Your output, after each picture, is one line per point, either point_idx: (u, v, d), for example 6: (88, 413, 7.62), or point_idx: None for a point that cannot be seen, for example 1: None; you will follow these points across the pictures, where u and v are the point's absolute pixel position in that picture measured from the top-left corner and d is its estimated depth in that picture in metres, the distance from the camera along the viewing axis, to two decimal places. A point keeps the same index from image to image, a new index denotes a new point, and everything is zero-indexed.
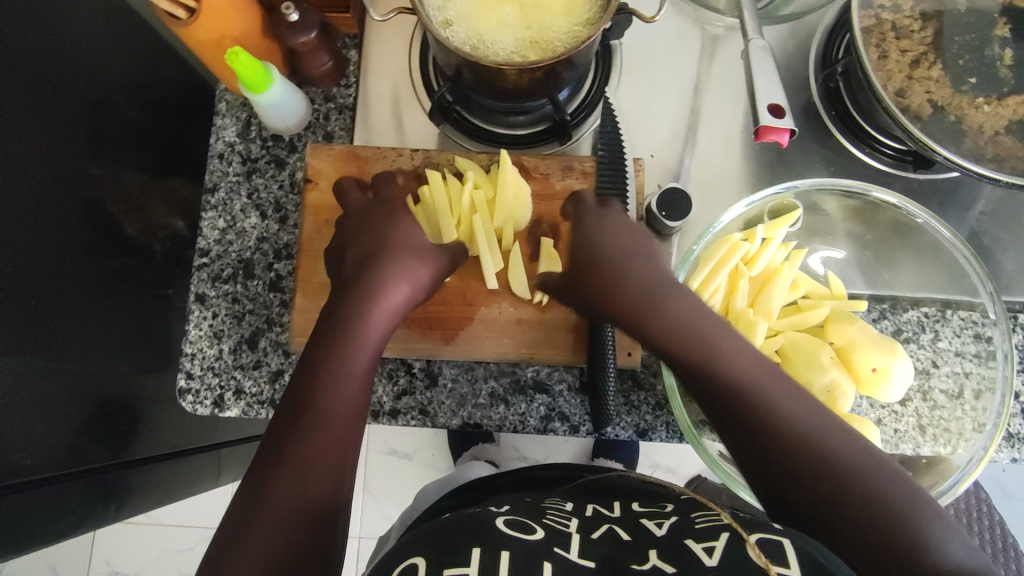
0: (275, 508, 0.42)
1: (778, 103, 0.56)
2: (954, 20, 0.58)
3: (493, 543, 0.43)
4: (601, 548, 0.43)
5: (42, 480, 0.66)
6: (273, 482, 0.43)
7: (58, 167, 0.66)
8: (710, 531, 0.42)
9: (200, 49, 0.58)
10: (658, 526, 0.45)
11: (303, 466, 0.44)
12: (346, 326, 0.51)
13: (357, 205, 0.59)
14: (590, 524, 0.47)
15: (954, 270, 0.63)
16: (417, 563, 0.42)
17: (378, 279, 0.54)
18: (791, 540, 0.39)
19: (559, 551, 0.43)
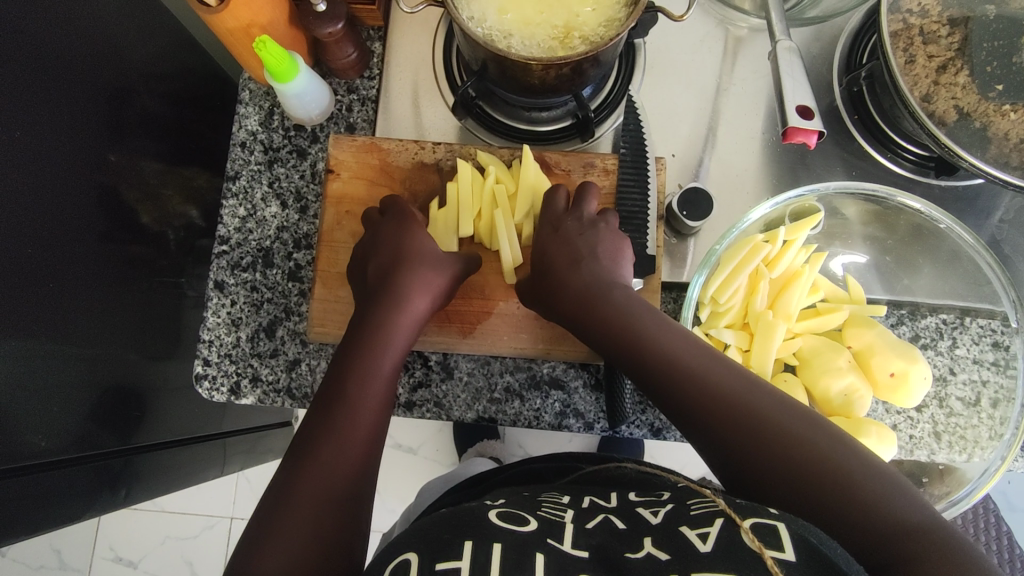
0: (298, 505, 0.43)
1: (807, 104, 0.56)
2: (982, 27, 0.58)
3: (484, 535, 0.42)
4: (595, 539, 0.42)
5: (52, 463, 0.66)
6: (296, 481, 0.44)
7: (78, 151, 0.67)
8: (705, 516, 0.40)
9: (227, 37, 0.58)
10: (653, 513, 0.44)
11: (324, 465, 0.45)
12: (362, 337, 0.52)
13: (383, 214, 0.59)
14: (586, 514, 0.46)
15: (975, 278, 0.63)
16: (409, 559, 0.41)
17: (396, 284, 0.55)
18: (786, 524, 0.37)
19: (552, 542, 0.42)
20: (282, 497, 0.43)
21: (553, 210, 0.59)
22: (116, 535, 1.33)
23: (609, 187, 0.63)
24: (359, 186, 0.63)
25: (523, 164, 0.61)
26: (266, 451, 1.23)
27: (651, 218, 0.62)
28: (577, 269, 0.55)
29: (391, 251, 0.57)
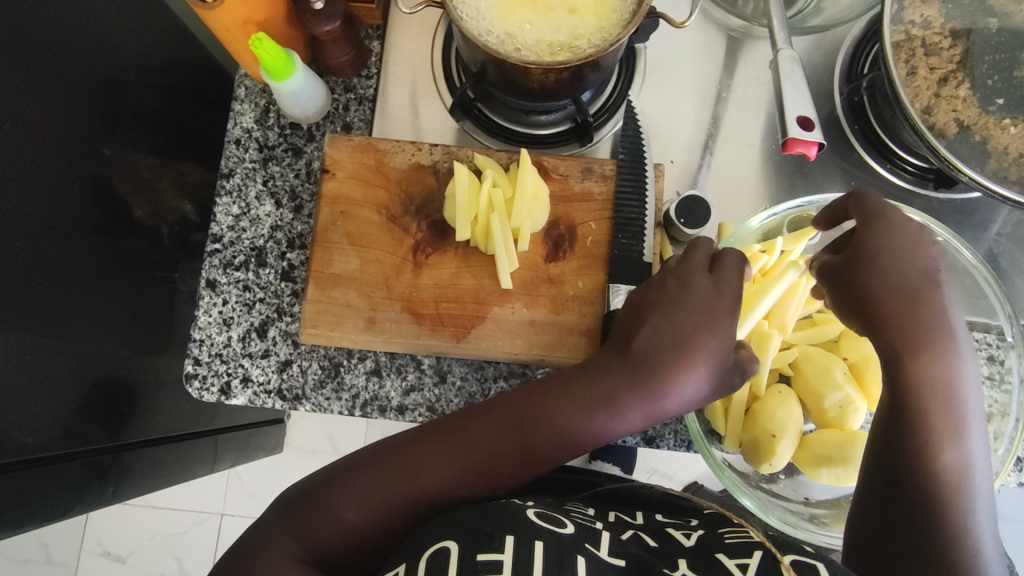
0: (368, 488, 0.47)
1: (807, 116, 0.56)
2: (984, 40, 0.58)
3: (524, 530, 0.42)
4: (629, 550, 0.45)
5: (40, 459, 0.66)
6: (387, 463, 0.48)
7: (69, 144, 0.66)
8: (743, 548, 0.43)
9: (224, 34, 0.57)
10: (686, 536, 0.46)
11: (418, 473, 0.48)
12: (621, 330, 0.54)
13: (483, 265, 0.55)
14: (615, 526, 0.48)
15: (970, 291, 0.62)
16: (448, 547, 0.41)
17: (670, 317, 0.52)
18: (825, 565, 0.41)
19: (590, 547, 0.44)
20: (358, 470, 0.48)
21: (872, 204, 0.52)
22: (105, 530, 1.32)
23: (607, 192, 0.62)
24: (355, 186, 0.62)
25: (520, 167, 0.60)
26: (257, 449, 1.22)
27: (649, 225, 0.62)
28: (928, 284, 0.50)
29: (676, 321, 0.52)
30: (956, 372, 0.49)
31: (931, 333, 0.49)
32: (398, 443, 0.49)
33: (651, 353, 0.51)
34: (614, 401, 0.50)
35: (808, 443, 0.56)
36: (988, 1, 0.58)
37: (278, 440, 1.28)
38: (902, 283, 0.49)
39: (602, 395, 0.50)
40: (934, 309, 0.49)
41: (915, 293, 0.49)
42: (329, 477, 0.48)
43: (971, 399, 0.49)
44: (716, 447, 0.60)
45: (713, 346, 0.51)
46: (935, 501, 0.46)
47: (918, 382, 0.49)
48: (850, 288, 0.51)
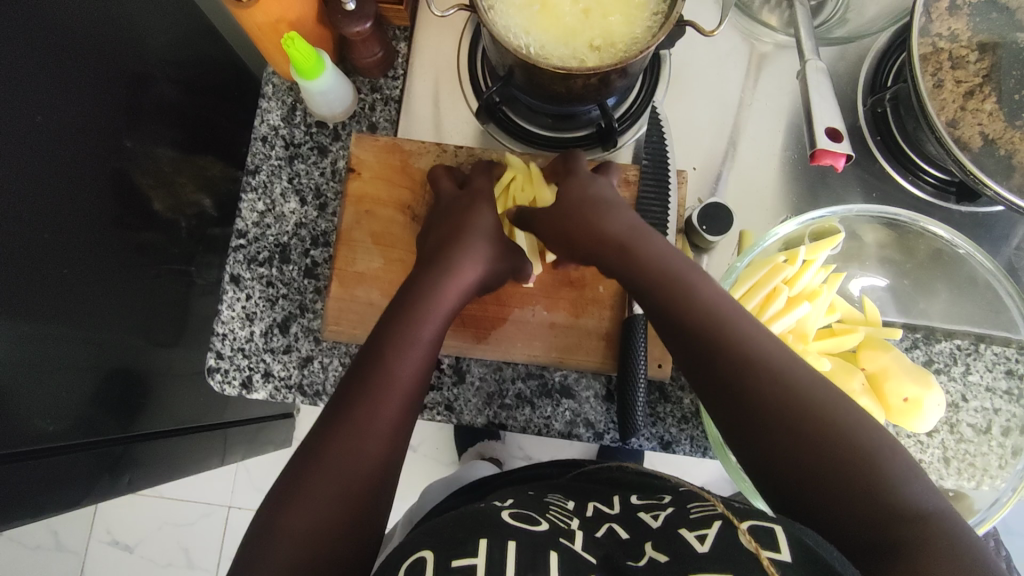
0: (307, 497, 0.42)
1: (836, 127, 0.56)
2: (1012, 55, 0.58)
3: (498, 534, 0.43)
4: (602, 548, 0.43)
5: (58, 447, 0.66)
6: (313, 468, 0.43)
7: (94, 136, 0.67)
8: (703, 520, 0.41)
9: (256, 32, 0.58)
10: (654, 518, 0.45)
11: (339, 457, 0.44)
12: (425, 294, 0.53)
13: (446, 193, 0.60)
14: (591, 523, 0.47)
15: (991, 305, 0.63)
16: (423, 557, 0.41)
17: (448, 259, 0.55)
18: (782, 527, 0.39)
19: (563, 542, 0.43)
20: (292, 489, 0.42)
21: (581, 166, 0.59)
22: (113, 519, 1.33)
23: (630, 197, 0.63)
24: (380, 186, 0.63)
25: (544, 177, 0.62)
26: (267, 442, 1.23)
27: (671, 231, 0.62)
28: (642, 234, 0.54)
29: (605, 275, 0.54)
30: (703, 285, 0.50)
31: (673, 260, 0.52)
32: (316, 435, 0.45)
33: (434, 259, 0.55)
34: (417, 314, 0.52)
35: None
36: (1016, 15, 0.58)
37: (287, 434, 1.29)
38: (582, 202, 0.56)
39: (395, 326, 0.51)
40: (638, 240, 0.53)
41: (642, 231, 0.54)
42: (269, 508, 0.42)
43: (729, 306, 0.48)
44: None
45: (479, 250, 0.56)
46: (820, 406, 0.42)
47: (685, 309, 0.49)
48: (565, 228, 0.56)
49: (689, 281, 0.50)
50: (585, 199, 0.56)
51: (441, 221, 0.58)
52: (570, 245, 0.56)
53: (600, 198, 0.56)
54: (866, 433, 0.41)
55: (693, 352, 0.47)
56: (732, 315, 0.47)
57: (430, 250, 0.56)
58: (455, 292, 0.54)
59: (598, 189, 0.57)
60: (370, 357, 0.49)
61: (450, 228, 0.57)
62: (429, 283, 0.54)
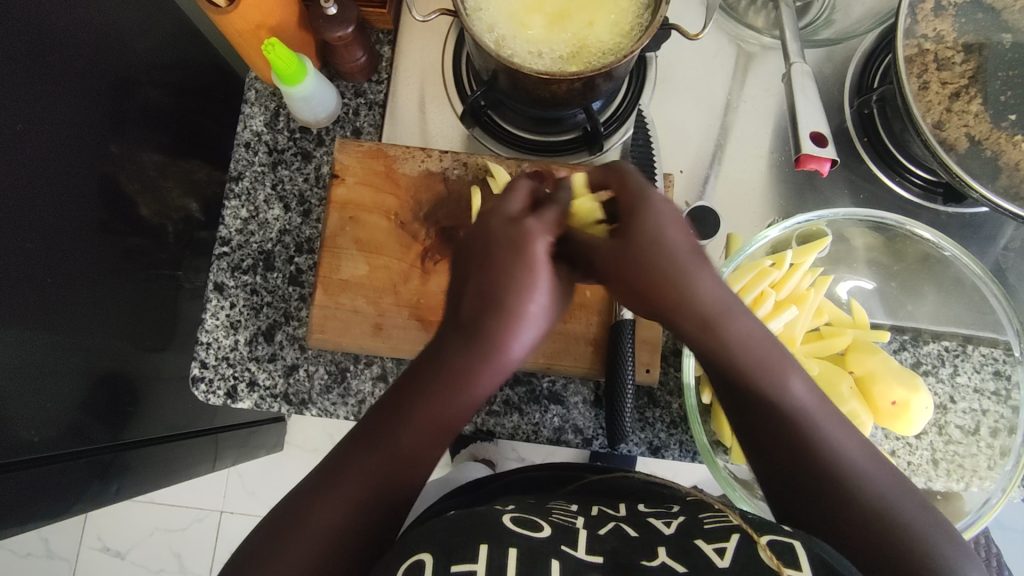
0: (297, 547, 0.42)
1: (822, 131, 0.56)
2: (997, 56, 0.57)
3: (499, 540, 0.42)
4: (609, 545, 0.43)
5: (45, 457, 0.66)
6: (297, 524, 0.43)
7: (77, 143, 0.66)
8: (721, 533, 0.42)
9: (237, 38, 0.57)
10: (665, 524, 0.45)
11: (323, 525, 0.43)
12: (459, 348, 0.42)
13: (497, 218, 0.44)
14: (597, 521, 0.47)
15: (979, 306, 0.63)
16: (423, 560, 0.41)
17: (493, 312, 0.41)
18: (802, 543, 0.40)
19: (566, 549, 0.43)
20: (290, 524, 0.43)
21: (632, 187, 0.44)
22: (105, 525, 1.32)
23: None
24: (364, 192, 0.62)
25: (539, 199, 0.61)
26: (259, 447, 1.22)
27: None
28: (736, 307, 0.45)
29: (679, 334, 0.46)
30: (740, 334, 0.44)
31: (763, 339, 0.45)
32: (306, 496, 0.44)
33: (475, 320, 0.42)
34: (445, 370, 0.43)
35: None
36: (1001, 16, 0.58)
37: (280, 439, 1.28)
38: (658, 260, 0.43)
39: (421, 388, 0.44)
40: (710, 296, 0.44)
41: (731, 308, 0.44)
42: (266, 532, 0.43)
43: (794, 375, 0.45)
44: (722, 458, 0.60)
45: (538, 306, 0.42)
46: (837, 488, 0.43)
47: (724, 369, 0.45)
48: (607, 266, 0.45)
49: (779, 367, 0.45)
50: (655, 250, 0.43)
51: (477, 268, 0.43)
52: (628, 287, 0.45)
53: (677, 253, 0.43)
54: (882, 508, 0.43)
55: (750, 421, 0.46)
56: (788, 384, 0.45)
57: (468, 303, 0.42)
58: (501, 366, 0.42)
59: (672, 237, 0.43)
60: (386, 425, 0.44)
61: (498, 270, 0.42)
62: (469, 349, 0.42)
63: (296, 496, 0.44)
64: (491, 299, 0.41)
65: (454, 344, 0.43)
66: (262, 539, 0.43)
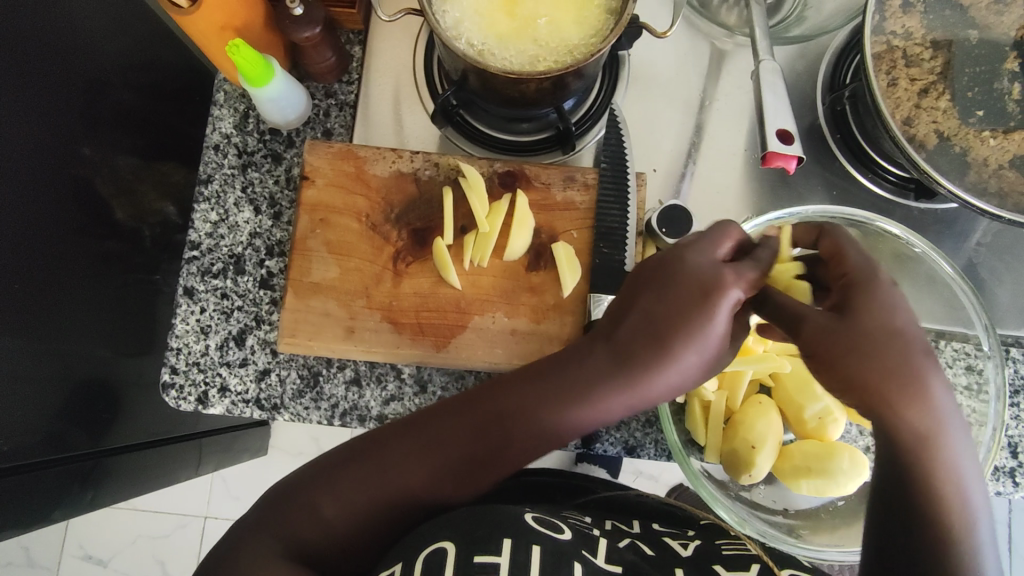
0: (352, 488, 0.46)
1: (787, 128, 0.56)
2: (965, 52, 0.58)
3: (525, 536, 0.45)
4: (626, 556, 0.47)
5: (20, 467, 0.65)
6: (362, 466, 0.46)
7: (47, 147, 0.64)
8: (738, 560, 0.47)
9: (201, 40, 0.56)
10: (682, 546, 0.50)
11: (383, 484, 0.46)
12: (580, 374, 0.46)
13: (697, 265, 0.44)
14: (612, 534, 0.51)
15: (949, 302, 0.63)
16: (446, 548, 0.43)
17: (638, 362, 0.44)
18: None
19: (586, 554, 0.46)
20: (353, 463, 0.46)
21: (857, 263, 0.43)
22: (88, 533, 1.30)
23: (588, 202, 0.62)
24: (334, 194, 0.61)
25: (512, 200, 0.62)
26: (243, 451, 1.21)
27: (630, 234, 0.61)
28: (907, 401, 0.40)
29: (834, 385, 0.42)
30: (927, 415, 0.40)
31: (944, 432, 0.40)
32: (392, 438, 0.47)
33: (634, 344, 0.45)
34: (575, 394, 0.46)
35: (789, 453, 0.56)
36: (969, 13, 0.58)
37: (264, 443, 1.27)
38: (876, 332, 0.40)
39: (552, 391, 0.46)
40: (916, 367, 0.40)
41: (921, 383, 0.40)
42: (334, 459, 0.47)
43: (967, 466, 0.41)
44: (696, 457, 0.59)
45: (687, 358, 0.43)
46: (945, 571, 0.39)
47: (886, 428, 0.41)
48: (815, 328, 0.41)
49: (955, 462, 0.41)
50: (910, 327, 0.41)
51: (654, 312, 0.44)
52: (828, 364, 0.41)
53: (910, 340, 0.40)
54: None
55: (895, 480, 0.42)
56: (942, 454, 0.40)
57: (633, 323, 0.45)
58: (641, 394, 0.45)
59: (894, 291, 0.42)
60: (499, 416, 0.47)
61: (677, 300, 0.43)
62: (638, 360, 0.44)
63: (371, 437, 0.47)
64: (649, 332, 0.44)
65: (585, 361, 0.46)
66: (328, 469, 0.46)
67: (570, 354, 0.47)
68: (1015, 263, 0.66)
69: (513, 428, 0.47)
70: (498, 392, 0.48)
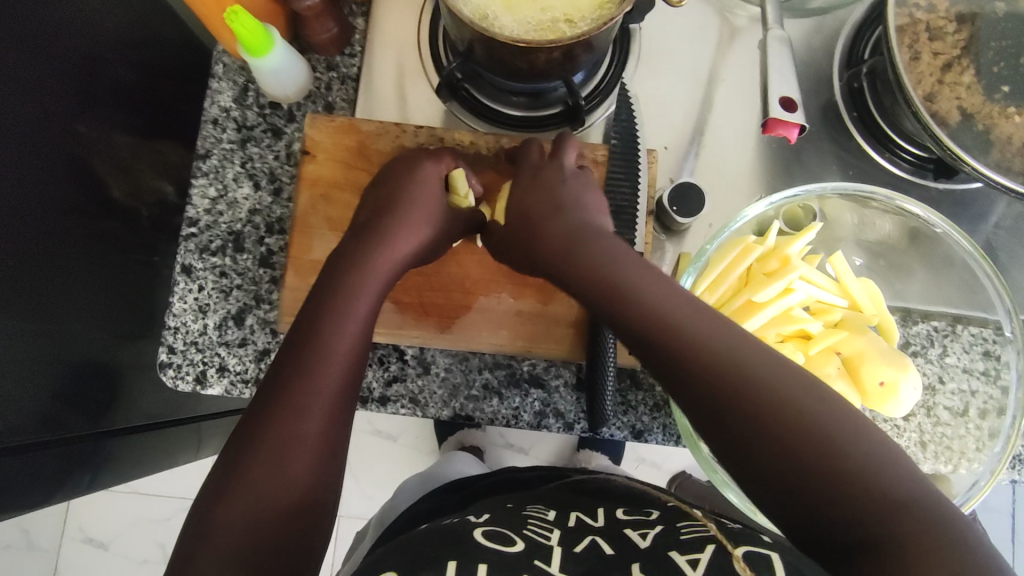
0: (232, 510, 0.42)
1: (791, 96, 0.52)
2: (990, 25, 0.56)
3: (468, 555, 0.43)
4: (581, 563, 0.43)
5: (18, 447, 0.63)
6: (233, 483, 0.43)
7: (47, 123, 0.63)
8: (698, 545, 0.43)
9: (198, 6, 0.54)
10: (642, 537, 0.45)
11: (253, 481, 0.43)
12: (337, 288, 0.50)
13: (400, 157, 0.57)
14: (572, 535, 0.47)
15: (969, 285, 0.61)
16: None
17: (367, 241, 0.53)
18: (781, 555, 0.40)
19: (537, 565, 0.43)
20: (228, 477, 0.43)
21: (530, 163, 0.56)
22: (87, 516, 1.30)
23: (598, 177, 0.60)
24: (336, 169, 0.60)
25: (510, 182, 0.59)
26: None
27: (640, 213, 0.59)
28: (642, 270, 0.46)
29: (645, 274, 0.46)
30: (610, 263, 0.47)
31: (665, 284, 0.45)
32: (240, 441, 0.44)
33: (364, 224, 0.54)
34: (342, 294, 0.50)
35: None
36: None
37: None
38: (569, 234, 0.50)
39: (315, 311, 0.49)
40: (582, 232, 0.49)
41: (580, 240, 0.49)
42: (204, 498, 0.43)
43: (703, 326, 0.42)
44: None
45: (406, 248, 0.53)
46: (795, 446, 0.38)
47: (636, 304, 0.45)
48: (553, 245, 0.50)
49: (670, 305, 0.44)
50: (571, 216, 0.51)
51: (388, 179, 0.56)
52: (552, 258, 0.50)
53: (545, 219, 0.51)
54: (906, 494, 0.36)
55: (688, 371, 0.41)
56: (757, 365, 0.40)
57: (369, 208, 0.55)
58: (365, 284, 0.51)
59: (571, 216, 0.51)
60: (311, 329, 0.48)
61: (385, 193, 0.55)
62: (350, 274, 0.51)
63: (227, 449, 0.44)
64: (381, 217, 0.54)
65: (357, 242, 0.53)
66: (205, 502, 0.43)
67: (329, 268, 0.52)
68: None
69: (325, 331, 0.48)
70: (316, 325, 0.48)
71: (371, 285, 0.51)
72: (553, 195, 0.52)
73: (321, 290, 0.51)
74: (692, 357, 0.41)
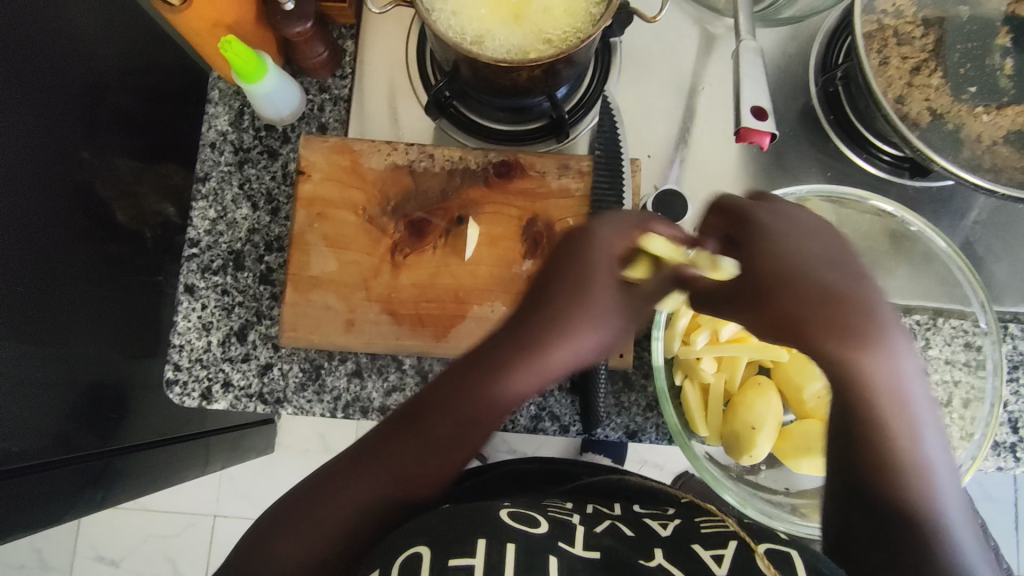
0: (337, 517, 0.47)
1: (761, 105, 0.54)
2: (956, 28, 0.58)
3: (498, 534, 0.43)
4: (606, 542, 0.45)
5: (31, 467, 0.65)
6: (340, 489, 0.48)
7: (51, 152, 0.65)
8: (717, 539, 0.44)
9: (193, 37, 0.57)
10: (662, 527, 0.47)
11: (361, 492, 0.47)
12: (497, 361, 0.48)
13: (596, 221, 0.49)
14: (592, 519, 0.48)
15: (945, 279, 0.63)
16: (421, 553, 0.42)
17: (559, 321, 0.47)
18: (801, 554, 0.42)
19: (563, 545, 0.44)
20: (341, 484, 0.48)
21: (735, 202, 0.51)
22: (99, 534, 1.31)
23: (584, 188, 0.61)
24: (331, 187, 0.62)
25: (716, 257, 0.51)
26: (251, 449, 1.21)
27: None
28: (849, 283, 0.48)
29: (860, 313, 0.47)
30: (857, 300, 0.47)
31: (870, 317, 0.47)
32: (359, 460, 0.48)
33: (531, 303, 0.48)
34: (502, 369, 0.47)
35: (789, 433, 0.57)
36: None
37: (271, 440, 1.26)
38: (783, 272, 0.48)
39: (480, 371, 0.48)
40: (829, 266, 0.47)
41: (785, 271, 0.47)
42: (312, 496, 0.48)
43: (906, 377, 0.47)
44: (698, 441, 0.60)
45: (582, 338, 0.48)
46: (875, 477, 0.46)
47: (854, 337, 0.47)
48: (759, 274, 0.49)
49: (877, 345, 0.47)
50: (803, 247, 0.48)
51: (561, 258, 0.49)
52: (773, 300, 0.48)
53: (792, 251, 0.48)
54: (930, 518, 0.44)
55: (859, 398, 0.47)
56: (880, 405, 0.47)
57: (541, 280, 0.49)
58: (550, 369, 0.48)
59: (791, 247, 0.48)
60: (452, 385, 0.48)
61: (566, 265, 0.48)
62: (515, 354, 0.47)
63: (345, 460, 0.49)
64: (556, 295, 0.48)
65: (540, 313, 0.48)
66: (312, 499, 0.48)
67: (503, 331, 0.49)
68: (1013, 239, 0.66)
69: (485, 394, 0.48)
70: (457, 379, 0.48)
71: (554, 370, 0.48)
72: (791, 231, 0.49)
73: (499, 351, 0.48)
74: (859, 393, 0.46)
